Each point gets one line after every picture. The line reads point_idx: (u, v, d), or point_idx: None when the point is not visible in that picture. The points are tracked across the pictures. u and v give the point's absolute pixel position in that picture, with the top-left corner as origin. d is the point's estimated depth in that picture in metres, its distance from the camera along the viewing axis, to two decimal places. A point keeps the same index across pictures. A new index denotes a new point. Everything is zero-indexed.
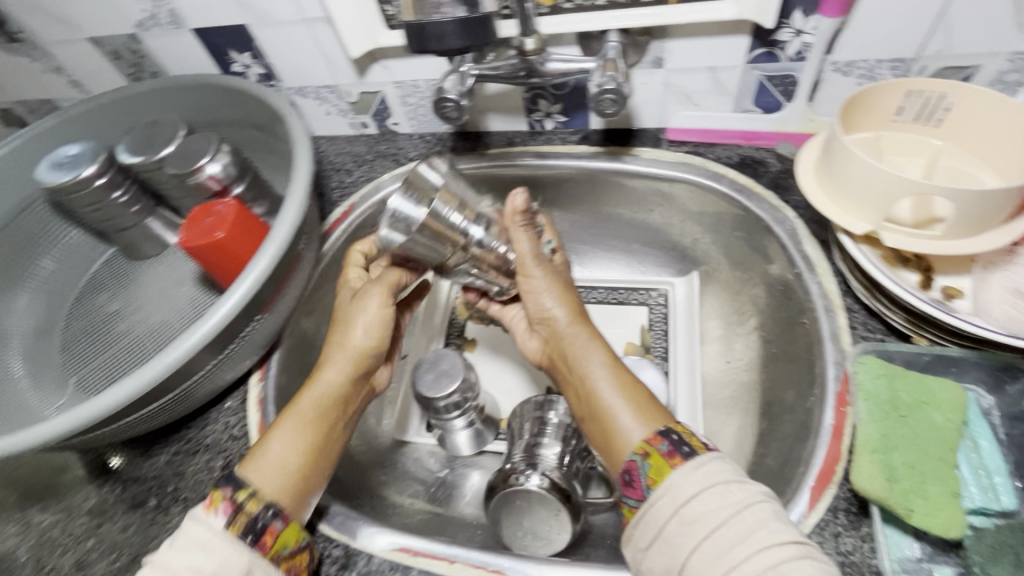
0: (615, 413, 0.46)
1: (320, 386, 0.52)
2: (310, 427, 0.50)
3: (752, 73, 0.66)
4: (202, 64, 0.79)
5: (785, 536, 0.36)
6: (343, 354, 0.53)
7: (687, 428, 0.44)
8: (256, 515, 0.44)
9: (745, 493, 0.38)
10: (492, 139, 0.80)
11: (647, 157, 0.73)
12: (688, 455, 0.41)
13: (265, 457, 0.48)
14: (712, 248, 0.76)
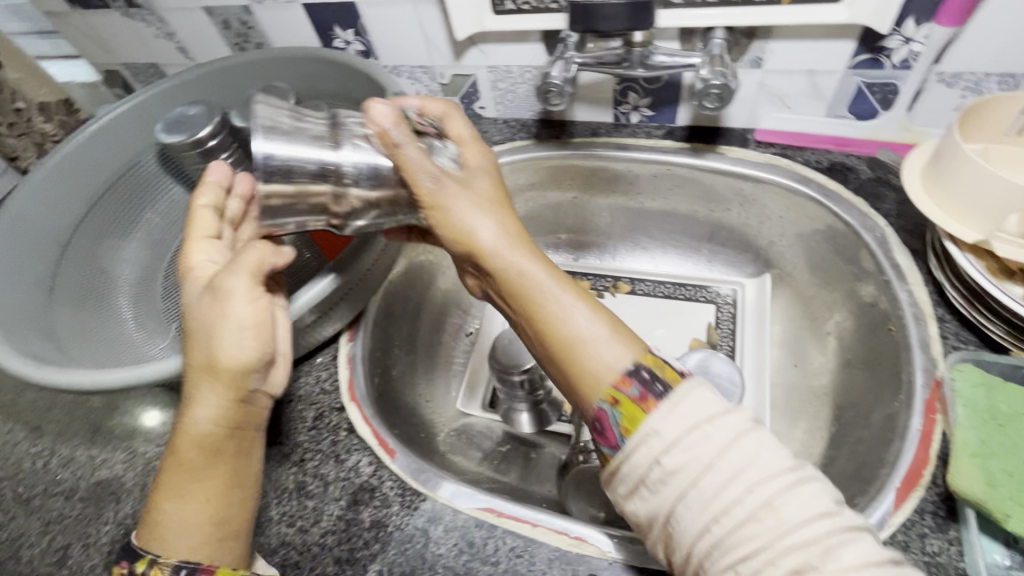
0: (580, 346, 0.41)
1: (190, 434, 0.46)
2: (198, 472, 0.45)
3: (852, 79, 0.66)
4: (305, 38, 0.83)
5: (778, 467, 0.35)
6: (215, 383, 0.46)
7: (657, 357, 0.40)
8: None
9: (723, 430, 0.36)
10: (576, 129, 0.82)
11: (732, 156, 0.74)
12: (661, 395, 0.38)
13: (166, 522, 0.44)
14: (789, 252, 0.76)
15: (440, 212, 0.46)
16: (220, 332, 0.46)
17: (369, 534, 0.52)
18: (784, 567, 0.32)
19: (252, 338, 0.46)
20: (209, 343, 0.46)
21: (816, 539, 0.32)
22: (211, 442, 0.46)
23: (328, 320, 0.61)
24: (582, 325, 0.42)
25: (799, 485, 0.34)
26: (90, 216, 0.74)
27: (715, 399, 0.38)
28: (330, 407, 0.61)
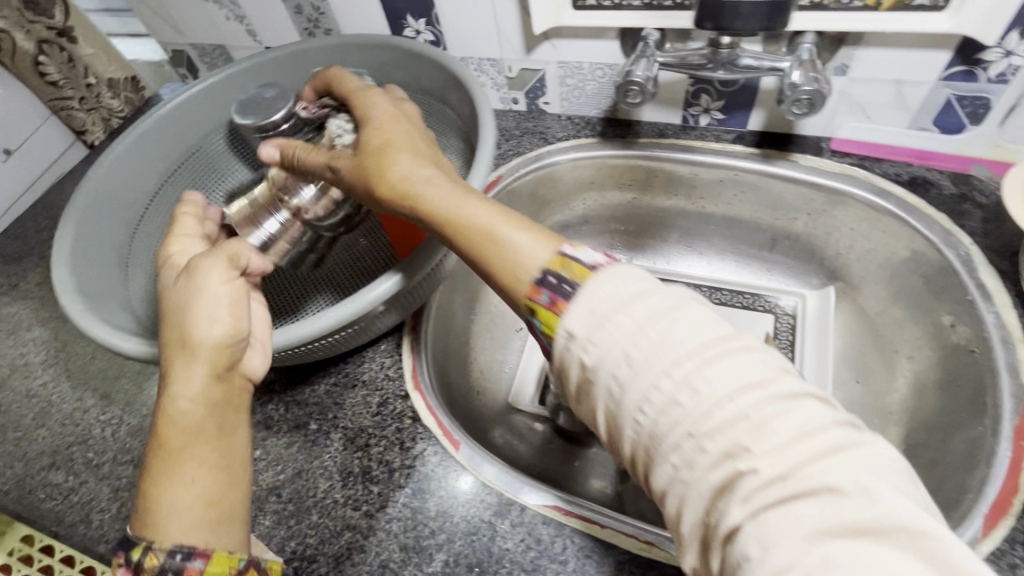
0: (501, 252, 0.42)
1: (169, 415, 0.43)
2: (183, 446, 0.42)
3: (942, 91, 0.63)
4: (375, 25, 0.83)
5: (693, 343, 0.34)
6: (192, 359, 0.45)
7: (565, 258, 0.40)
8: (160, 565, 0.37)
9: (642, 315, 0.36)
10: (642, 128, 0.81)
11: (805, 164, 0.72)
12: (570, 296, 0.38)
13: (155, 509, 0.40)
14: (857, 265, 0.75)
15: (372, 169, 0.47)
16: (196, 303, 0.46)
17: (435, 524, 0.52)
18: (713, 450, 0.32)
19: (229, 312, 0.46)
20: (184, 319, 0.46)
21: (744, 413, 0.32)
22: (193, 418, 0.43)
23: (398, 309, 0.60)
24: (503, 230, 0.42)
25: (728, 357, 0.34)
26: (161, 191, 0.76)
27: (633, 282, 0.37)
28: (395, 394, 0.61)
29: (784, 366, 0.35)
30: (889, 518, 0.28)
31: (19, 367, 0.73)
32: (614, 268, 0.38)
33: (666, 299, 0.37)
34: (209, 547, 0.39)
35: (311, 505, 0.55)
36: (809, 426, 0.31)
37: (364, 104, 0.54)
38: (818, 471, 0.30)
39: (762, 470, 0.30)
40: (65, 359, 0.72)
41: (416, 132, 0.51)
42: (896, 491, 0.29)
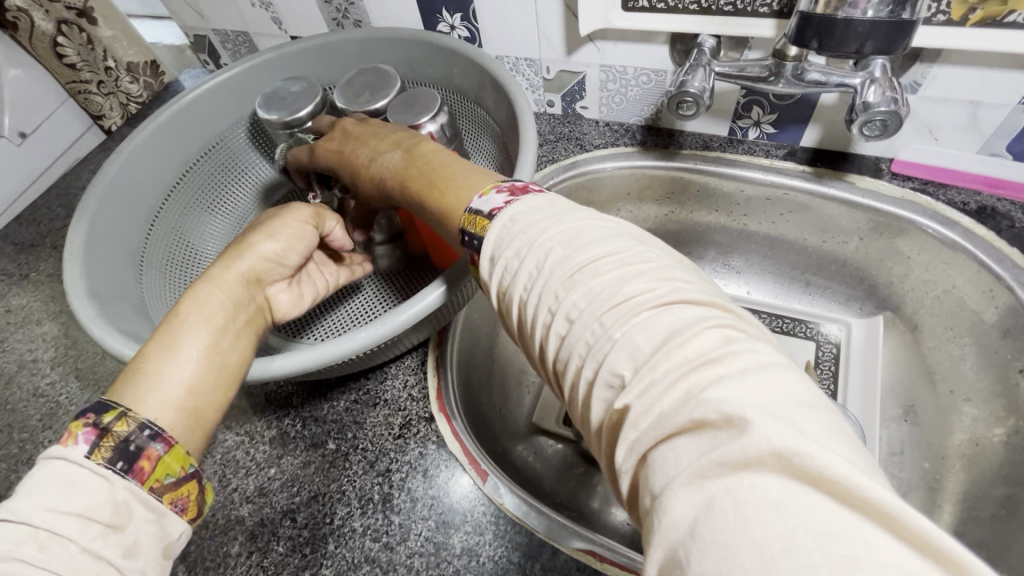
0: (435, 217, 0.44)
1: (194, 296, 0.46)
2: (191, 324, 0.44)
3: (1021, 116, 0.58)
4: (406, 18, 0.79)
5: (563, 270, 0.33)
6: (234, 262, 0.49)
7: (471, 213, 0.40)
8: (126, 438, 0.36)
9: (525, 250, 0.35)
10: (686, 139, 0.76)
11: (862, 186, 0.68)
12: (479, 250, 0.38)
13: (143, 372, 0.40)
14: (910, 296, 0.70)
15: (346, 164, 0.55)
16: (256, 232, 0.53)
17: (459, 562, 0.49)
18: (592, 378, 0.30)
19: (286, 241, 0.53)
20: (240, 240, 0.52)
21: (609, 334, 0.30)
22: (214, 306, 0.46)
23: (428, 327, 0.57)
24: (433, 192, 0.44)
25: (598, 275, 0.32)
26: (180, 184, 0.73)
27: (531, 213, 0.37)
28: (418, 416, 0.58)
29: (665, 276, 0.32)
30: (759, 442, 0.23)
31: (27, 363, 0.70)
32: (506, 213, 0.37)
33: (551, 227, 0.35)
34: (172, 438, 0.38)
35: (327, 533, 0.51)
36: (679, 335, 0.28)
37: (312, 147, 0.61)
38: (689, 392, 0.26)
39: (634, 404, 0.28)
40: (75, 358, 0.70)
41: (348, 136, 0.57)
42: (783, 414, 0.24)
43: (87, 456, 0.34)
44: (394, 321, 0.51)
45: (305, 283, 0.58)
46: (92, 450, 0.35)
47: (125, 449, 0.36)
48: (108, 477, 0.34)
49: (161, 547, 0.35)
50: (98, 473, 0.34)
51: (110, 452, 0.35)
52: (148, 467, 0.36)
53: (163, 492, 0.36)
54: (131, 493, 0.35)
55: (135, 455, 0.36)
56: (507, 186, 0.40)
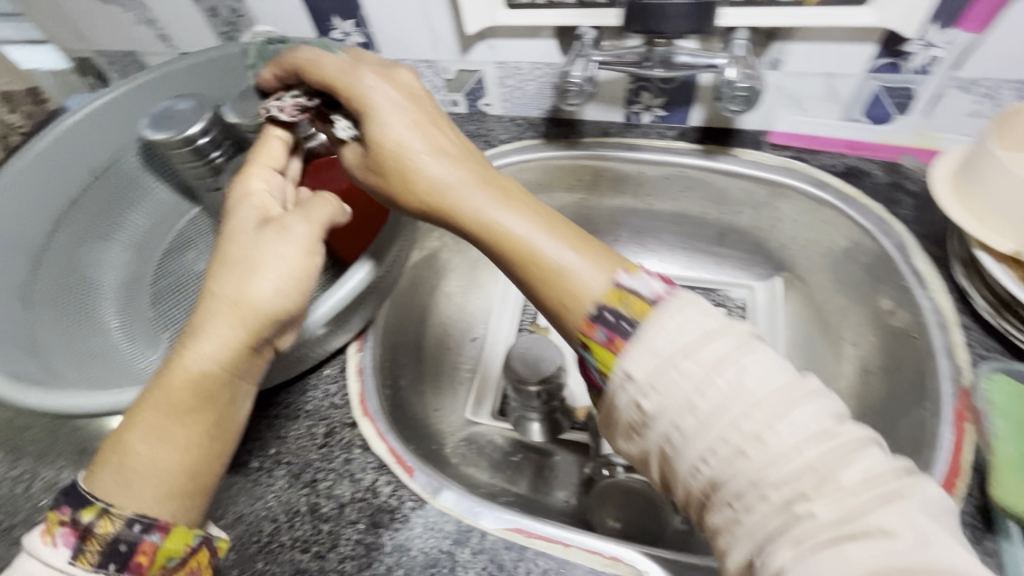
0: (555, 277, 0.42)
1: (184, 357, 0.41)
2: (181, 399, 0.41)
3: (870, 83, 0.65)
4: (300, 28, 0.78)
5: (758, 397, 0.33)
6: (224, 308, 0.42)
7: (623, 291, 0.39)
8: (115, 537, 0.37)
9: (700, 357, 0.35)
10: (586, 128, 0.80)
11: (747, 158, 0.73)
12: (627, 333, 0.38)
13: (131, 466, 0.39)
14: (802, 254, 0.76)
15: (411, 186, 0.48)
16: (238, 251, 0.44)
17: (390, 560, 0.49)
18: (776, 498, 0.31)
19: (294, 289, 0.44)
20: (222, 259, 0.45)
21: (808, 463, 0.31)
22: (213, 385, 0.42)
23: (337, 332, 0.57)
24: (537, 241, 0.43)
25: (796, 404, 0.33)
26: (66, 216, 0.68)
27: (699, 319, 0.36)
28: (341, 422, 0.58)
29: (837, 408, 0.34)
30: (946, 564, 0.28)
31: None
32: (675, 298, 0.37)
33: (727, 341, 0.35)
34: (171, 523, 0.39)
35: (255, 552, 0.51)
36: (868, 473, 0.31)
37: (348, 87, 0.49)
38: (879, 517, 0.30)
39: (821, 517, 0.30)
40: None
41: (423, 124, 0.48)
42: (940, 530, 0.30)
43: (73, 562, 0.37)
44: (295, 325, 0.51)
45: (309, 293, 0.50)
46: (77, 556, 0.37)
47: (117, 549, 0.37)
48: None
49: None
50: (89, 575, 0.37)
51: (99, 552, 0.37)
52: (146, 557, 0.37)
53: (170, 572, 0.39)
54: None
55: (131, 549, 0.37)
56: (658, 272, 0.40)
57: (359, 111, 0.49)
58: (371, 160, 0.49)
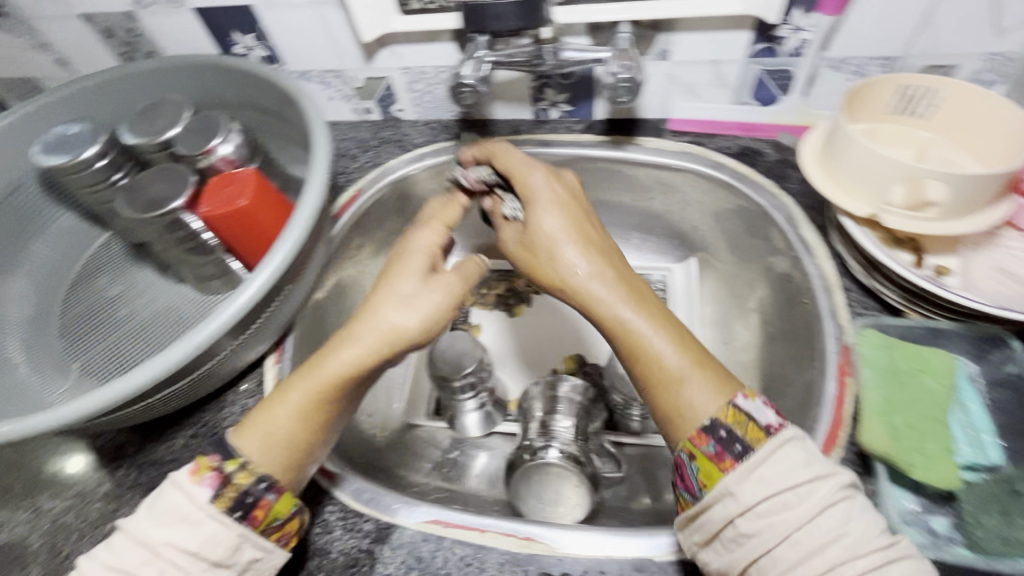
0: (669, 381, 0.44)
1: (331, 359, 0.47)
2: (312, 397, 0.47)
3: (752, 67, 0.69)
4: (201, 45, 0.77)
5: (846, 555, 0.36)
6: (371, 322, 0.48)
7: (738, 411, 0.42)
8: (245, 490, 0.43)
9: (795, 501, 0.38)
10: (497, 127, 0.81)
11: (650, 146, 0.76)
12: (739, 455, 0.40)
13: (264, 429, 0.47)
14: (711, 234, 0.79)
15: (578, 295, 0.50)
16: (393, 284, 0.50)
17: (311, 564, 0.49)
18: None
19: (431, 323, 0.49)
20: (391, 274, 0.51)
21: None
22: (340, 390, 0.48)
23: (247, 344, 0.57)
24: (654, 343, 0.46)
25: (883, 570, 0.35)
26: None
27: (803, 469, 0.39)
28: None
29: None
30: None
31: None
32: (787, 433, 0.40)
33: (823, 489, 0.38)
34: (283, 486, 0.46)
35: None
36: None
37: (522, 180, 0.56)
38: None
39: None
40: None
41: (573, 218, 0.53)
42: None
43: (211, 501, 0.42)
44: (195, 336, 0.51)
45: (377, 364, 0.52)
46: (215, 497, 0.42)
47: (243, 500, 0.43)
48: (229, 524, 0.42)
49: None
50: (216, 517, 0.42)
51: (231, 500, 0.43)
52: (260, 514, 0.44)
53: (269, 533, 0.44)
54: (244, 537, 0.42)
55: (252, 504, 0.43)
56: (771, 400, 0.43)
57: (523, 201, 0.55)
58: (525, 242, 0.53)
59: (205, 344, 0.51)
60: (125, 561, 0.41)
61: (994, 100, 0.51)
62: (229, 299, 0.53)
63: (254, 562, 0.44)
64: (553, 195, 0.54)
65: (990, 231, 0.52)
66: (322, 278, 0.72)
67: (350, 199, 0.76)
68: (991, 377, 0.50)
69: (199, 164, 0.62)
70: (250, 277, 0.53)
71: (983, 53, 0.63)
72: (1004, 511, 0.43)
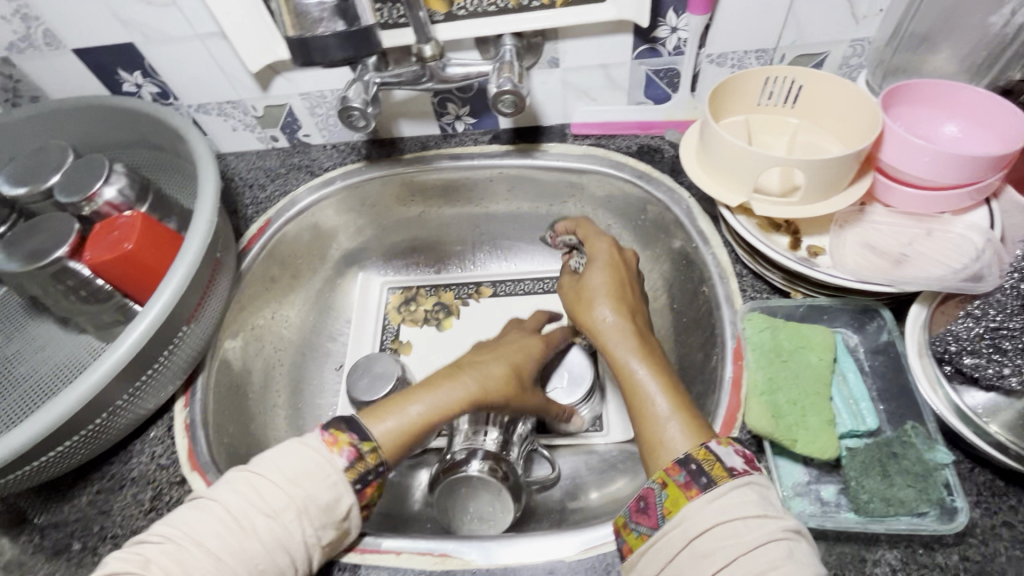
0: (656, 416, 0.49)
1: (475, 376, 0.56)
2: (435, 414, 0.53)
3: (639, 68, 0.70)
4: (88, 85, 0.74)
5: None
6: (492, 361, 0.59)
7: (709, 451, 0.44)
8: (370, 468, 0.48)
9: (746, 529, 0.39)
10: (406, 144, 0.81)
11: (555, 151, 0.77)
12: (705, 485, 0.42)
13: (395, 418, 0.52)
14: (625, 233, 0.80)
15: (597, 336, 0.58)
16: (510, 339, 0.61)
17: None
18: None
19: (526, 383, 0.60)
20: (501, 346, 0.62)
21: None
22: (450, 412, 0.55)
23: (148, 389, 0.57)
24: (652, 392, 0.51)
25: None
26: None
27: (758, 508, 0.40)
28: (168, 483, 0.56)
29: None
30: None
31: None
32: (751, 476, 0.42)
33: (773, 525, 0.39)
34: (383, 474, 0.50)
35: None
36: None
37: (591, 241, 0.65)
38: None
39: None
40: None
41: (617, 280, 0.61)
42: None
43: (345, 470, 0.47)
44: (80, 388, 0.51)
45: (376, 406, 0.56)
46: (349, 467, 0.47)
47: (364, 477, 0.48)
48: (349, 491, 0.47)
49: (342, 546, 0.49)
50: (343, 483, 0.46)
51: (358, 473, 0.47)
52: (370, 490, 0.48)
53: (366, 508, 0.49)
54: (352, 507, 0.47)
55: (368, 482, 0.48)
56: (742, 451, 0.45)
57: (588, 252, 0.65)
58: (575, 289, 0.63)
59: (91, 394, 0.51)
60: (267, 499, 0.44)
61: (848, 84, 0.54)
62: (114, 345, 0.53)
63: (345, 529, 0.48)
64: (609, 258, 0.63)
65: (858, 208, 0.55)
66: (233, 313, 0.70)
67: (258, 231, 0.76)
68: (871, 346, 0.53)
69: (84, 210, 0.60)
70: (134, 321, 0.53)
71: (848, 42, 0.64)
72: (883, 472, 0.46)
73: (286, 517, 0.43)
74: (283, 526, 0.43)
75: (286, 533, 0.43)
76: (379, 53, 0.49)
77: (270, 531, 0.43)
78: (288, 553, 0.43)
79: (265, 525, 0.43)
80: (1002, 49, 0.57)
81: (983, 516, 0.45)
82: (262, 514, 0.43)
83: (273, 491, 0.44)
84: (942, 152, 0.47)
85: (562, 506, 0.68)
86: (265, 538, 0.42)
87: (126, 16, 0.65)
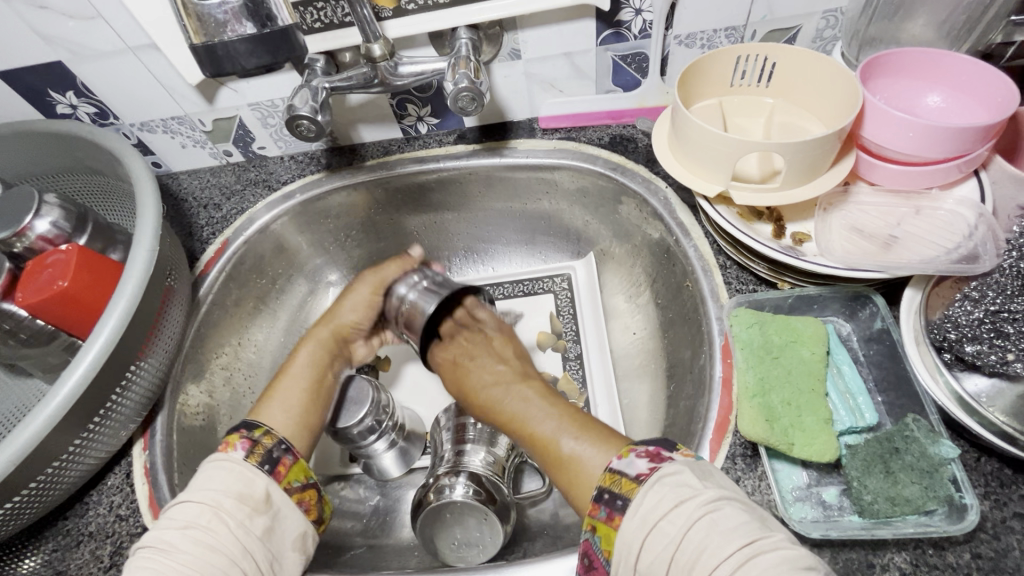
0: (568, 477, 0.45)
1: (319, 336, 0.61)
2: (307, 384, 0.57)
3: (605, 55, 0.66)
4: (20, 109, 0.69)
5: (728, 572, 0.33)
6: (326, 326, 0.62)
7: (614, 472, 0.41)
8: (271, 448, 0.50)
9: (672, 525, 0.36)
10: (367, 150, 0.76)
11: (524, 148, 0.73)
12: (624, 513, 0.39)
13: (267, 400, 0.55)
14: (603, 228, 0.77)
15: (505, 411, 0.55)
16: (343, 302, 0.63)
17: None
18: None
19: (364, 312, 0.63)
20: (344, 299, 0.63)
21: None
22: (312, 368, 0.58)
23: (100, 435, 0.53)
24: (562, 440, 0.47)
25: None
26: None
27: (676, 493, 0.37)
28: (129, 535, 0.54)
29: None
30: None
31: None
32: (659, 476, 0.39)
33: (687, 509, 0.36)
34: (299, 454, 0.52)
35: None
36: None
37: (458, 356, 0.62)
38: None
39: None
40: None
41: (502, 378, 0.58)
42: None
43: (245, 458, 0.48)
44: (14, 445, 0.46)
45: (297, 385, 0.56)
46: (248, 455, 0.48)
47: (270, 456, 0.49)
48: (259, 473, 0.47)
49: (291, 541, 0.47)
50: (249, 467, 0.47)
51: (261, 456, 0.49)
52: (284, 471, 0.49)
53: (291, 493, 0.49)
54: (272, 487, 0.47)
55: (277, 461, 0.49)
56: (647, 448, 0.42)
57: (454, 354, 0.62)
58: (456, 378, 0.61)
59: (28, 450, 0.47)
60: (178, 517, 0.44)
61: (824, 58, 0.51)
62: (50, 392, 0.48)
63: (279, 518, 0.47)
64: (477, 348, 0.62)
65: (843, 188, 0.52)
66: (194, 342, 0.66)
67: (216, 253, 0.71)
68: (865, 334, 0.51)
69: (16, 247, 0.56)
70: (71, 365, 0.49)
71: (821, 13, 0.60)
72: (885, 471, 0.43)
73: (201, 519, 0.43)
74: (201, 530, 0.42)
75: (209, 533, 0.42)
76: (301, 55, 0.46)
77: (184, 539, 0.42)
78: (220, 552, 0.42)
79: (181, 536, 0.42)
80: (985, 12, 0.54)
81: (993, 509, 0.43)
82: (175, 528, 0.43)
83: (179, 506, 0.44)
84: (928, 125, 0.44)
85: (554, 520, 0.65)
86: (188, 544, 0.42)
87: (48, 33, 0.60)
